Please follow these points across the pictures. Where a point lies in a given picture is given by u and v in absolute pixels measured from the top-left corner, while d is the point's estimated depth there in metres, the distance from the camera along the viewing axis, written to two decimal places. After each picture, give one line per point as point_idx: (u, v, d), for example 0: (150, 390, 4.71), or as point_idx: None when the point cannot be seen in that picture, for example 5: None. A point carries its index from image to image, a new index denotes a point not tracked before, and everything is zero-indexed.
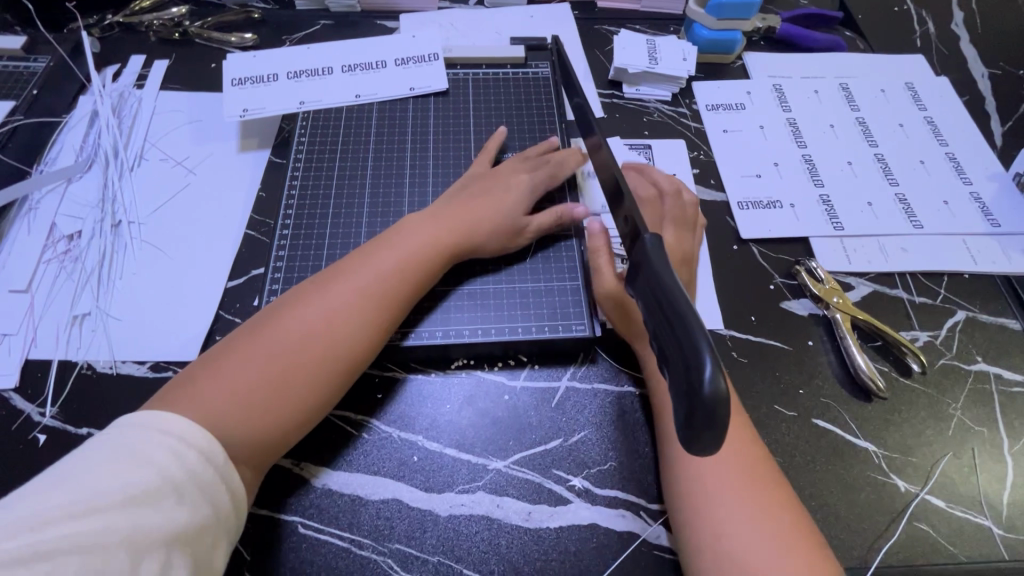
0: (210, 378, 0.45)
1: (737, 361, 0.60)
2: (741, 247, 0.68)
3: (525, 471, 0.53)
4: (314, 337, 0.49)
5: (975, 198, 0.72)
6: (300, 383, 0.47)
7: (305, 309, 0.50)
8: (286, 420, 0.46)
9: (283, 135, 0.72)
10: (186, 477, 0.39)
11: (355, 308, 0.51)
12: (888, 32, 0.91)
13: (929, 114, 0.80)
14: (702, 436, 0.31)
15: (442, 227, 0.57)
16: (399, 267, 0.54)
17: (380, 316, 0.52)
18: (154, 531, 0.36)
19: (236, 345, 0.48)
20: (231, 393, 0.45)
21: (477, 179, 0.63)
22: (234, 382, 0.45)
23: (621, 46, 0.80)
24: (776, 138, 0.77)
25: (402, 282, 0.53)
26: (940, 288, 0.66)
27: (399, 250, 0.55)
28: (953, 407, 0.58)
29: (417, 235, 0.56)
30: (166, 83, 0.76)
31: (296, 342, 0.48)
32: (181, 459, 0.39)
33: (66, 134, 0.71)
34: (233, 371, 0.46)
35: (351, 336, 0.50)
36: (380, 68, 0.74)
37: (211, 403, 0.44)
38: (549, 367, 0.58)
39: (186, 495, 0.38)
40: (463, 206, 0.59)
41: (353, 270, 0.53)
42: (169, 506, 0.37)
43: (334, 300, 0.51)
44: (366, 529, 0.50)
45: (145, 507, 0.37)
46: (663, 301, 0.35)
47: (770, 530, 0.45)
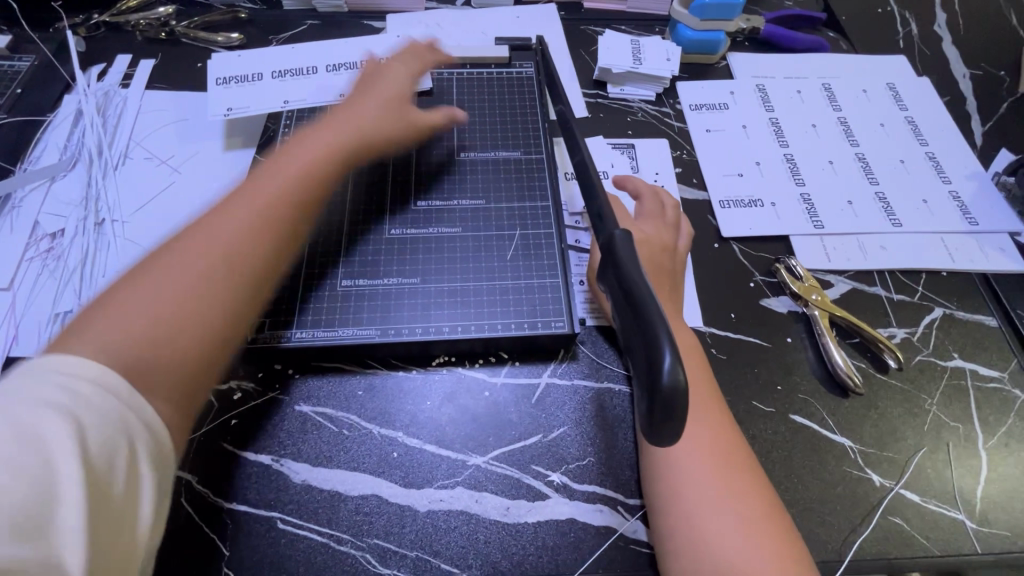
0: (113, 305, 0.42)
1: (717, 358, 0.60)
2: (721, 245, 0.68)
3: (503, 467, 0.53)
4: (220, 245, 0.47)
5: (954, 197, 0.73)
6: (216, 289, 0.46)
7: (203, 228, 0.49)
8: (210, 328, 0.44)
9: (268, 135, 0.72)
10: (87, 405, 0.35)
11: (256, 214, 0.50)
12: (871, 33, 0.92)
13: (910, 114, 0.81)
14: (662, 428, 0.31)
15: (326, 137, 0.58)
16: (303, 172, 0.54)
17: (284, 215, 0.51)
18: (60, 462, 0.32)
19: (135, 274, 0.45)
20: (138, 311, 0.42)
21: (352, 99, 0.64)
22: (139, 302, 0.43)
23: (605, 47, 0.80)
24: (758, 137, 0.77)
25: (303, 184, 0.54)
26: (918, 286, 0.67)
27: (290, 163, 0.55)
28: (929, 403, 0.59)
29: (313, 146, 0.57)
30: (152, 83, 0.77)
31: (199, 252, 0.46)
32: (78, 392, 0.35)
33: (49, 133, 0.71)
34: (139, 293, 0.43)
35: (260, 238, 0.49)
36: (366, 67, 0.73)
37: (116, 325, 0.41)
38: (529, 364, 0.59)
39: (90, 422, 0.34)
40: (354, 116, 0.61)
41: (250, 186, 0.53)
42: (73, 432, 0.33)
43: (238, 210, 0.50)
44: (344, 524, 0.50)
45: (45, 439, 0.33)
46: (629, 295, 0.36)
47: (745, 520, 0.46)
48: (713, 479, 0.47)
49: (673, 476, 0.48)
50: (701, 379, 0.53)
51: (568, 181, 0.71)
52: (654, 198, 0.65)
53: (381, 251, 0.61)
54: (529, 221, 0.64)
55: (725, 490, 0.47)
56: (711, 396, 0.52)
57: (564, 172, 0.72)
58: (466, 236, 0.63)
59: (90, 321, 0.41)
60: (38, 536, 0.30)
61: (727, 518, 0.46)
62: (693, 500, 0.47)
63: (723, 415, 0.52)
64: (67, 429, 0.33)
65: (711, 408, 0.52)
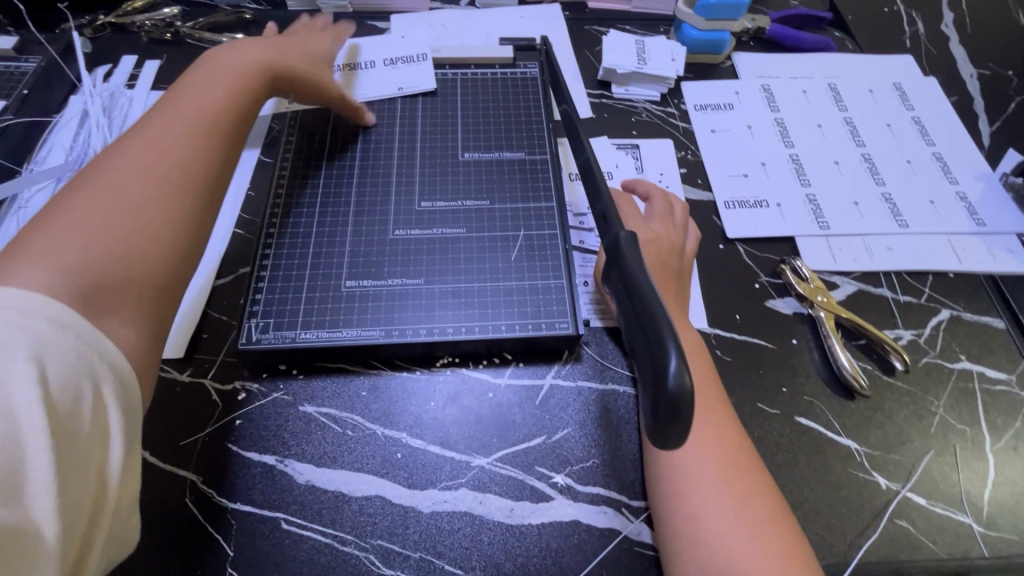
0: (63, 228, 0.42)
1: (721, 359, 0.60)
2: (727, 246, 0.68)
3: (507, 468, 0.53)
4: (156, 166, 0.48)
5: (961, 198, 0.72)
6: (163, 207, 0.47)
7: (130, 152, 0.48)
8: (165, 245, 0.46)
9: (273, 135, 0.73)
10: (48, 351, 0.35)
11: (184, 138, 0.51)
12: (878, 33, 0.92)
13: (917, 114, 0.80)
14: (666, 432, 0.31)
15: (237, 66, 0.59)
16: (228, 94, 0.56)
17: (214, 139, 0.53)
18: (26, 415, 0.33)
19: (68, 199, 0.44)
20: (87, 231, 0.42)
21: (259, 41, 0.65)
22: (85, 222, 0.43)
23: (610, 47, 0.80)
24: (764, 138, 0.77)
25: (227, 110, 0.55)
26: (925, 287, 0.66)
27: (207, 90, 0.55)
28: (936, 406, 0.59)
29: (227, 72, 0.58)
30: (158, 83, 0.77)
31: (141, 175, 0.47)
32: (32, 334, 0.35)
33: (56, 133, 0.71)
34: (83, 214, 0.43)
35: (197, 159, 0.50)
36: (369, 68, 0.75)
37: (65, 247, 0.41)
38: (534, 365, 0.59)
39: (54, 370, 0.35)
40: (266, 51, 0.63)
41: (173, 112, 0.52)
42: (36, 384, 0.34)
43: (169, 130, 0.51)
44: (348, 525, 0.50)
45: (7, 389, 0.33)
46: (634, 298, 0.35)
47: (750, 522, 0.45)
48: (719, 481, 0.47)
49: (680, 477, 0.48)
50: (708, 382, 0.53)
51: (573, 181, 0.71)
52: (663, 199, 0.64)
53: (385, 252, 0.61)
54: (533, 222, 0.64)
55: (731, 492, 0.47)
56: (716, 399, 0.52)
57: (569, 173, 0.72)
58: (470, 236, 0.63)
59: (30, 246, 0.41)
60: (14, 494, 0.33)
61: (731, 521, 0.46)
62: (699, 502, 0.46)
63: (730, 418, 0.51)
64: (30, 381, 0.34)
65: (718, 410, 0.51)
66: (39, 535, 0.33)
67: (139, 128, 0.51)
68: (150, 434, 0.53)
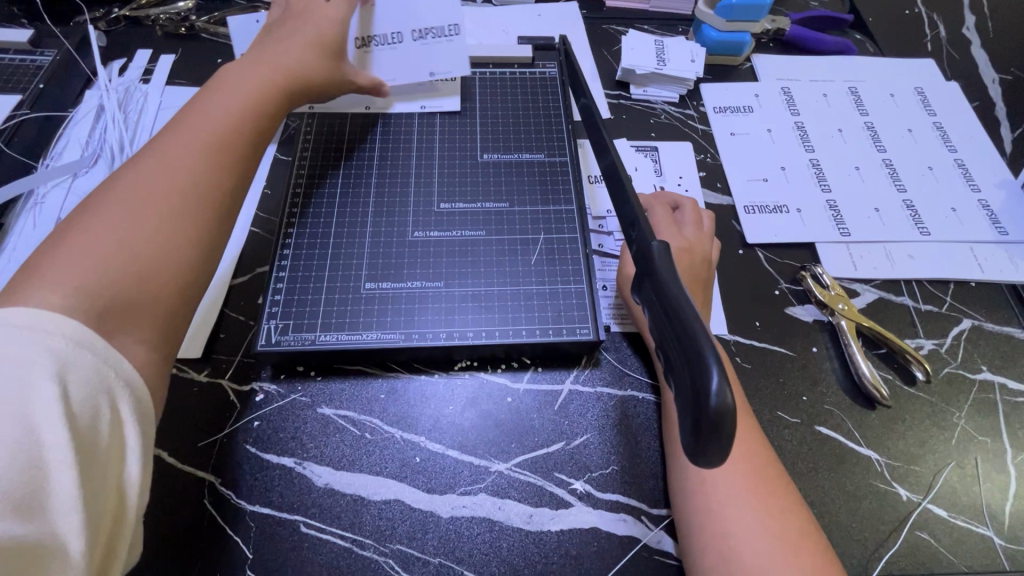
0: (76, 250, 0.41)
1: (741, 367, 0.60)
2: (746, 251, 0.68)
3: (526, 474, 0.53)
4: (171, 182, 0.47)
5: (983, 206, 0.72)
6: (175, 232, 0.45)
7: (144, 169, 0.47)
8: (177, 266, 0.45)
9: (289, 133, 0.72)
10: (67, 371, 0.35)
11: (200, 155, 0.49)
12: (899, 35, 0.90)
13: (939, 119, 0.80)
14: (705, 447, 0.31)
15: (249, 84, 0.56)
16: (245, 109, 0.54)
17: (226, 160, 0.51)
18: (49, 436, 0.33)
19: (78, 221, 0.43)
20: (98, 255, 0.41)
21: (270, 46, 0.61)
22: (94, 248, 0.41)
23: (629, 47, 0.79)
24: (784, 142, 0.76)
25: (240, 130, 0.53)
26: (946, 296, 0.66)
27: (220, 108, 0.53)
28: (957, 417, 0.58)
29: (246, 84, 0.56)
30: (173, 79, 0.76)
31: (155, 195, 0.46)
32: (53, 353, 0.35)
33: (73, 129, 0.71)
34: (93, 239, 0.42)
35: (210, 182, 0.49)
36: (397, 43, 0.68)
37: (77, 270, 0.40)
38: (553, 370, 0.58)
39: (76, 391, 0.35)
40: (285, 56, 0.60)
41: (186, 130, 0.51)
42: (58, 406, 0.34)
43: (185, 147, 0.49)
44: (368, 529, 0.50)
45: (31, 411, 0.33)
46: (673, 314, 0.35)
47: (780, 537, 0.45)
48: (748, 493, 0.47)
49: (705, 486, 0.48)
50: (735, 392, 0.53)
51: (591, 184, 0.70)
52: (694, 208, 0.64)
53: (404, 254, 0.61)
54: (553, 225, 0.64)
55: (760, 504, 0.46)
56: (745, 413, 0.52)
57: (588, 175, 0.71)
58: (490, 238, 0.63)
59: (46, 263, 0.40)
60: (39, 511, 0.32)
61: (760, 534, 0.45)
62: (726, 514, 0.46)
63: (757, 431, 0.51)
64: (51, 400, 0.33)
65: (745, 424, 0.51)
66: (63, 551, 0.33)
67: (154, 140, 0.50)
68: (168, 435, 0.53)
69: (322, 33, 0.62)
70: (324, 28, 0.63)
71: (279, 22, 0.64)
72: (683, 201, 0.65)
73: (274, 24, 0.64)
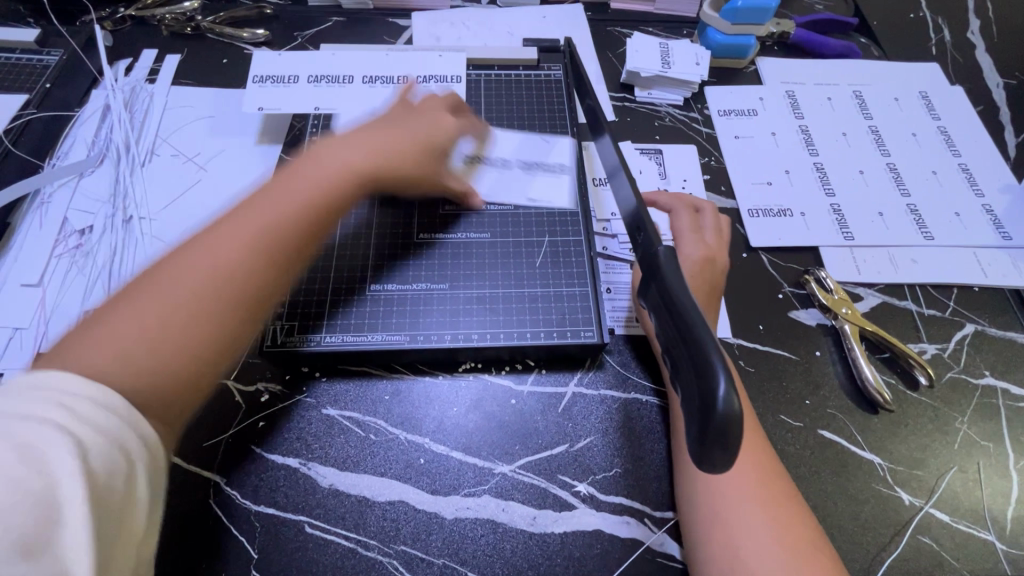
0: (111, 326, 0.41)
1: (744, 370, 0.60)
2: (750, 255, 0.68)
3: (530, 476, 0.53)
4: (219, 263, 0.45)
5: (986, 210, 0.72)
6: (192, 327, 0.42)
7: (205, 245, 0.46)
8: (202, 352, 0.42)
9: (295, 133, 0.73)
10: (88, 430, 0.34)
11: (260, 235, 0.47)
12: (903, 39, 0.90)
13: (943, 124, 0.80)
14: (712, 453, 0.31)
15: (325, 173, 0.53)
16: (318, 189, 0.52)
17: (273, 256, 0.47)
18: (66, 485, 0.32)
19: (122, 299, 0.43)
20: (119, 341, 0.40)
21: (370, 129, 0.58)
22: (125, 328, 0.41)
23: (634, 50, 0.79)
24: (788, 146, 0.76)
25: (294, 223, 0.49)
26: (949, 301, 0.66)
27: (284, 196, 0.50)
28: (959, 421, 0.58)
29: (331, 162, 0.54)
30: (179, 78, 0.77)
31: (201, 274, 0.44)
32: (72, 407, 0.34)
33: (78, 129, 0.71)
34: (120, 323, 0.41)
35: (257, 267, 0.46)
36: (505, 167, 0.67)
37: (103, 352, 0.39)
38: (557, 373, 0.59)
39: (93, 448, 0.34)
40: (382, 136, 0.57)
41: (244, 216, 0.48)
42: (76, 453, 0.33)
43: (247, 225, 0.48)
44: (372, 530, 0.50)
45: (47, 456, 0.32)
46: (679, 317, 0.35)
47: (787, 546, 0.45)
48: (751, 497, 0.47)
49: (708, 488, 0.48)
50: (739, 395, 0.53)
51: (596, 187, 0.70)
52: (714, 215, 0.64)
53: (409, 256, 0.61)
54: (558, 227, 0.64)
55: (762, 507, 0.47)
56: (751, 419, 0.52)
57: (594, 178, 0.71)
58: (495, 241, 0.63)
59: (89, 336, 0.40)
60: (46, 550, 0.31)
61: (761, 537, 0.45)
62: (728, 516, 0.47)
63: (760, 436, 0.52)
64: (65, 442, 0.33)
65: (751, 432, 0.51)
66: None
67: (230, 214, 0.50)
68: None
69: (427, 130, 0.60)
70: (433, 122, 0.61)
71: (394, 109, 0.62)
72: (705, 208, 0.64)
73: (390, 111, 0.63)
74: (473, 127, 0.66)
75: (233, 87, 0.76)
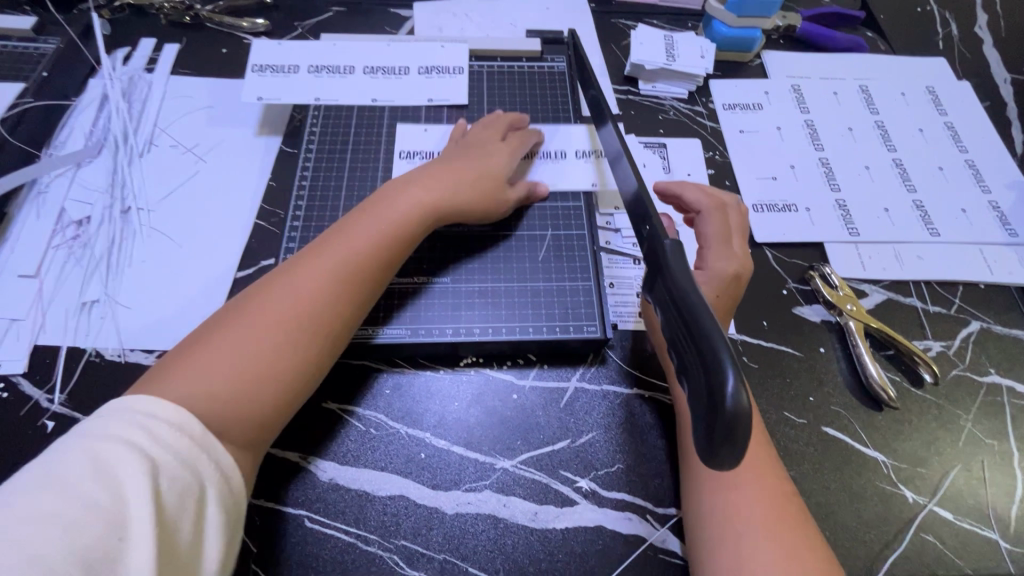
0: (200, 356, 0.45)
1: (748, 366, 0.59)
2: (754, 250, 0.67)
3: (531, 471, 0.53)
4: (295, 304, 0.48)
5: (993, 207, 0.71)
6: (269, 363, 0.46)
7: (283, 282, 0.50)
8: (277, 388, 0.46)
9: (295, 124, 0.72)
10: (164, 454, 0.38)
11: (331, 278, 0.50)
12: (910, 33, 0.89)
13: (950, 119, 0.79)
14: (721, 450, 0.31)
15: (394, 213, 0.55)
16: (385, 230, 0.54)
17: (343, 297, 0.50)
18: (135, 503, 0.36)
19: (207, 330, 0.47)
20: (207, 369, 0.44)
21: (432, 168, 0.60)
22: (212, 360, 0.44)
23: (639, 42, 0.78)
24: (793, 140, 0.76)
25: (359, 268, 0.52)
26: (955, 298, 0.65)
27: (352, 238, 0.53)
28: (964, 419, 0.58)
29: (399, 201, 0.56)
30: (177, 68, 0.76)
31: (277, 313, 0.47)
32: (155, 437, 0.39)
33: (75, 118, 0.70)
34: (209, 350, 0.45)
35: (327, 310, 0.49)
36: (560, 158, 0.68)
37: (194, 382, 0.43)
38: (559, 368, 0.58)
39: (163, 471, 0.38)
40: (446, 173, 0.59)
41: (317, 254, 0.51)
42: (150, 482, 0.37)
43: (320, 265, 0.51)
44: (372, 524, 0.50)
45: (123, 485, 0.36)
46: (685, 308, 0.35)
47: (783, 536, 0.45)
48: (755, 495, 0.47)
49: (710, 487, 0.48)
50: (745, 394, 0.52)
51: (597, 157, 0.68)
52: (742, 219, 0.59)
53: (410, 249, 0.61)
54: (561, 221, 0.64)
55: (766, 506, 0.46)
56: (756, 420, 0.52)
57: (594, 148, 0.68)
58: (498, 235, 0.63)
59: (181, 362, 0.45)
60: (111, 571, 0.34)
61: (763, 535, 0.45)
62: (730, 515, 0.46)
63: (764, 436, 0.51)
64: (141, 472, 0.37)
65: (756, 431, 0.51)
66: None
67: (307, 250, 0.53)
68: None
69: (490, 165, 0.61)
70: (492, 160, 0.62)
71: (454, 147, 0.64)
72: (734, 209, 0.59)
73: (450, 148, 0.64)
74: (529, 138, 0.66)
75: (233, 77, 0.75)
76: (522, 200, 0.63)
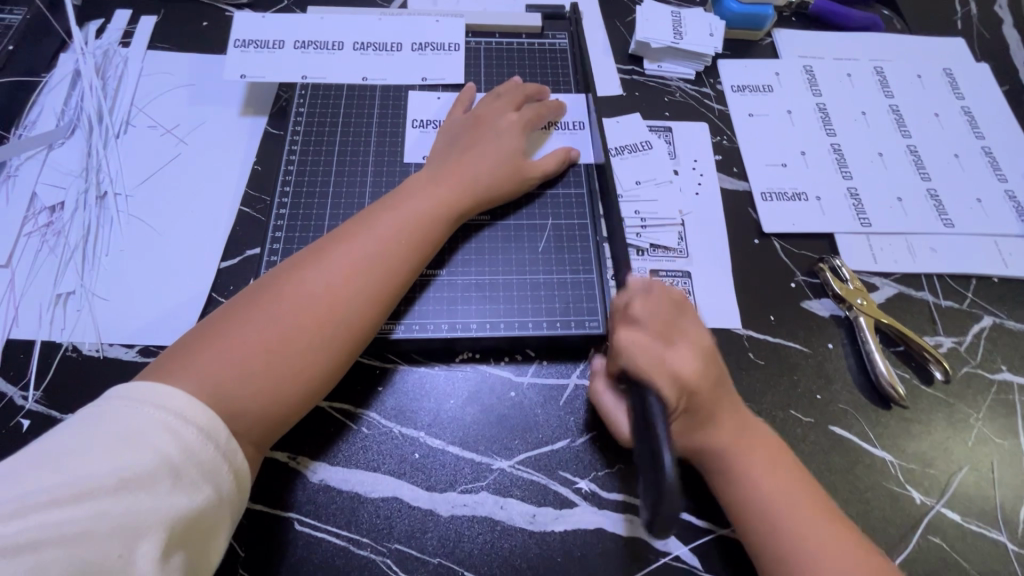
0: (226, 340, 0.43)
1: (755, 363, 0.57)
2: (762, 241, 0.64)
3: (530, 472, 0.51)
4: (325, 294, 0.47)
5: (1009, 196, 0.68)
6: (295, 358, 0.44)
7: (309, 269, 0.48)
8: (302, 380, 0.45)
9: (281, 104, 0.68)
10: (184, 459, 0.37)
11: (363, 268, 0.49)
12: (928, 11, 0.85)
13: (966, 104, 0.76)
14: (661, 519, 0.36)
15: (424, 204, 0.53)
16: (414, 221, 0.52)
17: (376, 292, 0.49)
18: (150, 517, 0.34)
19: (230, 313, 0.45)
20: (235, 353, 0.43)
21: (456, 158, 0.57)
22: (239, 344, 0.43)
23: (644, 18, 0.74)
24: (804, 125, 0.72)
25: (388, 255, 0.50)
26: (967, 292, 0.63)
27: (380, 227, 0.51)
28: (974, 417, 0.56)
29: (427, 194, 0.54)
30: (154, 42, 0.71)
31: (306, 303, 0.46)
32: (181, 440, 0.37)
33: (47, 95, 0.67)
34: (235, 334, 0.44)
35: (357, 302, 0.48)
36: (577, 129, 0.65)
37: (220, 366, 0.42)
38: (558, 364, 0.56)
39: (186, 480, 0.36)
40: (469, 161, 0.57)
41: (346, 242, 0.50)
42: (171, 496, 0.35)
43: (349, 254, 0.49)
44: (365, 527, 0.48)
45: (139, 496, 0.34)
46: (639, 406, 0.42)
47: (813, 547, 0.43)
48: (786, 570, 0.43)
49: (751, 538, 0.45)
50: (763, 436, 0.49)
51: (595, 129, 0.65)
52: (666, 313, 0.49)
53: None
54: (562, 210, 0.61)
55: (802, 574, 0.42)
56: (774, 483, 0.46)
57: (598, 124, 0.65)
58: (495, 224, 0.60)
59: (207, 343, 0.43)
60: None
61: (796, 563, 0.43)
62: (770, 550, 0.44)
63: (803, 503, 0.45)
64: (163, 483, 0.35)
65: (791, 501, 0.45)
66: None
67: (335, 234, 0.51)
68: None
69: (507, 148, 0.59)
70: (507, 148, 0.59)
71: (463, 127, 0.60)
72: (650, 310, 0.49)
73: (457, 125, 0.61)
74: (544, 110, 0.63)
75: (214, 52, 0.71)
76: (543, 181, 0.61)
